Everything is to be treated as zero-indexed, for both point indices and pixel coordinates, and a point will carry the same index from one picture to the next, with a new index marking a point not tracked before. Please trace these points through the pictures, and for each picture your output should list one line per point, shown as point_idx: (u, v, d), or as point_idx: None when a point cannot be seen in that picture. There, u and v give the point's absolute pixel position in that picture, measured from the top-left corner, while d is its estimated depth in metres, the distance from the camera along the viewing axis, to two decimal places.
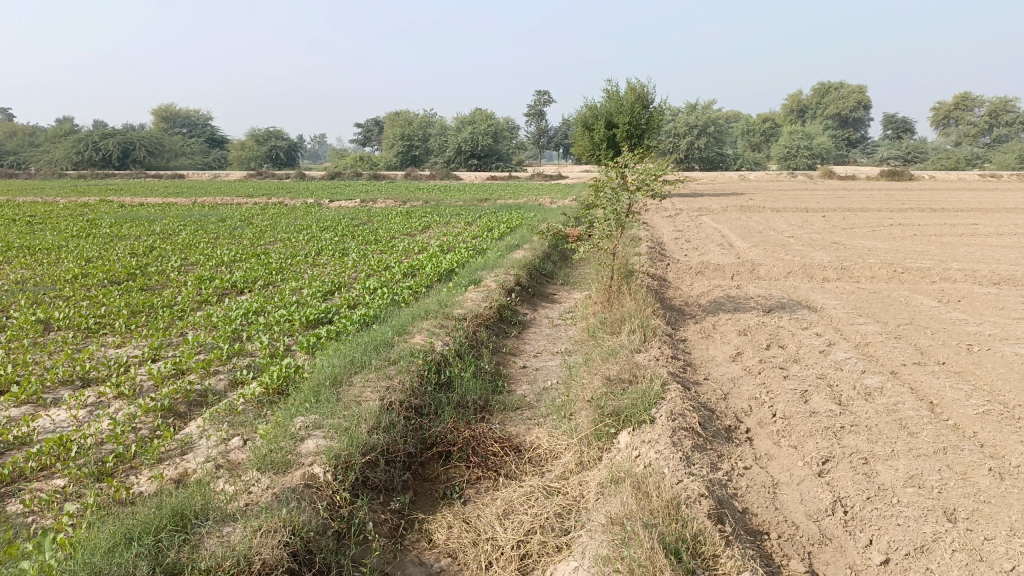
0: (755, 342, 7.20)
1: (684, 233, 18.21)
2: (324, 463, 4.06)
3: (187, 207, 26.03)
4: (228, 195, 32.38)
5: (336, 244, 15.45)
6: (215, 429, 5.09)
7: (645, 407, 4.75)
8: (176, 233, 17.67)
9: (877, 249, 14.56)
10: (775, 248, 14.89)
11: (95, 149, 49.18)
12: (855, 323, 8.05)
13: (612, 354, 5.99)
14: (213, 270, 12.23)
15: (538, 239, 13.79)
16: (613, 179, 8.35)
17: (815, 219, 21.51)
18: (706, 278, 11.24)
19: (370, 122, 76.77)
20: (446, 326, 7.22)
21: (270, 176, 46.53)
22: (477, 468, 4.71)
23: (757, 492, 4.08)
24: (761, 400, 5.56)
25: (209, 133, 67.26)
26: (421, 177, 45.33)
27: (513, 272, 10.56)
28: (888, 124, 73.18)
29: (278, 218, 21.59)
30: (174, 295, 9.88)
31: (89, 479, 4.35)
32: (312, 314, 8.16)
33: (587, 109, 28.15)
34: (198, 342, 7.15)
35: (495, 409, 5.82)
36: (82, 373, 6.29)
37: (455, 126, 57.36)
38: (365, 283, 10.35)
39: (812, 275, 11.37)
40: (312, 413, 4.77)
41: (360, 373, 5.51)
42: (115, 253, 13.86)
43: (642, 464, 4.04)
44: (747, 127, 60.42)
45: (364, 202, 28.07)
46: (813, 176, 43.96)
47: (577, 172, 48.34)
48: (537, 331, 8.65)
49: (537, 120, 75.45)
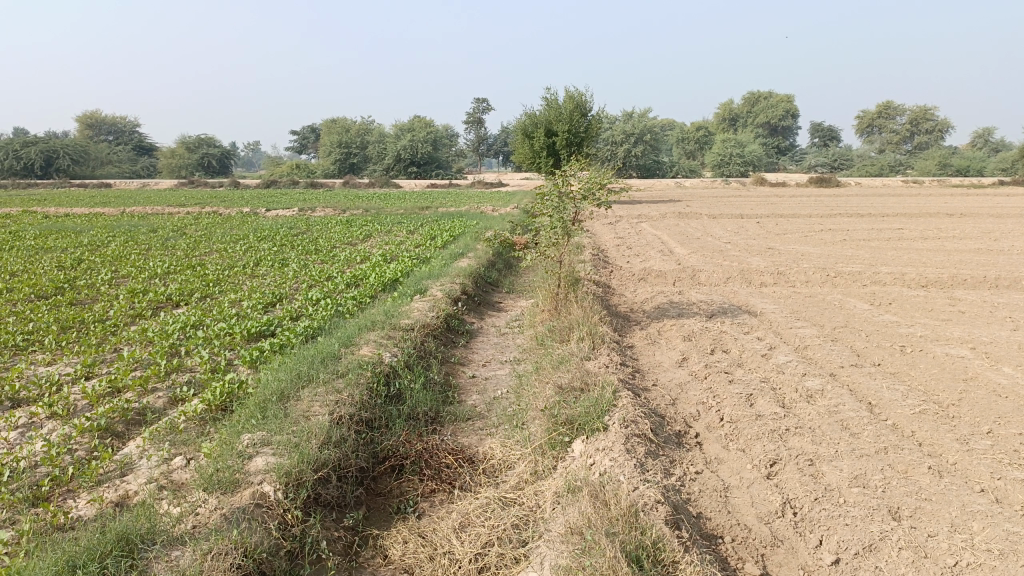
0: (699, 347, 7.33)
1: (625, 240, 18.47)
2: (274, 481, 3.95)
3: (116, 218, 25.12)
4: (160, 204, 31.41)
5: (275, 255, 15.12)
6: (156, 449, 4.92)
7: (598, 415, 4.77)
8: (105, 245, 17.02)
9: (811, 254, 15.04)
10: (713, 253, 15.22)
11: (15, 157, 47.16)
12: (793, 327, 8.29)
13: (563, 362, 6.02)
14: (147, 282, 11.82)
15: (482, 247, 13.79)
16: (559, 188, 8.37)
17: (750, 225, 22.07)
18: (648, 284, 11.41)
19: (306, 129, 75.64)
20: (394, 337, 7.13)
21: (203, 185, 45.32)
22: (431, 480, 4.66)
23: (709, 496, 4.15)
24: (708, 404, 5.67)
25: (137, 140, 65.11)
26: (360, 185, 44.81)
27: (459, 281, 10.52)
28: (816, 133, 75.77)
29: (213, 229, 21.04)
30: (107, 309, 9.52)
31: (23, 505, 4.13)
32: (254, 327, 7.97)
33: (526, 118, 28.22)
34: (134, 358, 6.89)
35: (446, 420, 5.78)
36: (11, 393, 6.00)
37: (394, 134, 56.95)
38: (308, 295, 10.16)
39: (750, 281, 11.66)
40: (260, 430, 4.64)
41: (308, 387, 5.39)
42: (41, 266, 13.27)
43: (598, 472, 4.05)
44: (682, 136, 61.70)
45: (302, 212, 27.58)
46: (746, 182, 45.15)
47: (518, 180, 48.56)
48: (485, 340, 8.63)
49: (476, 128, 75.54)
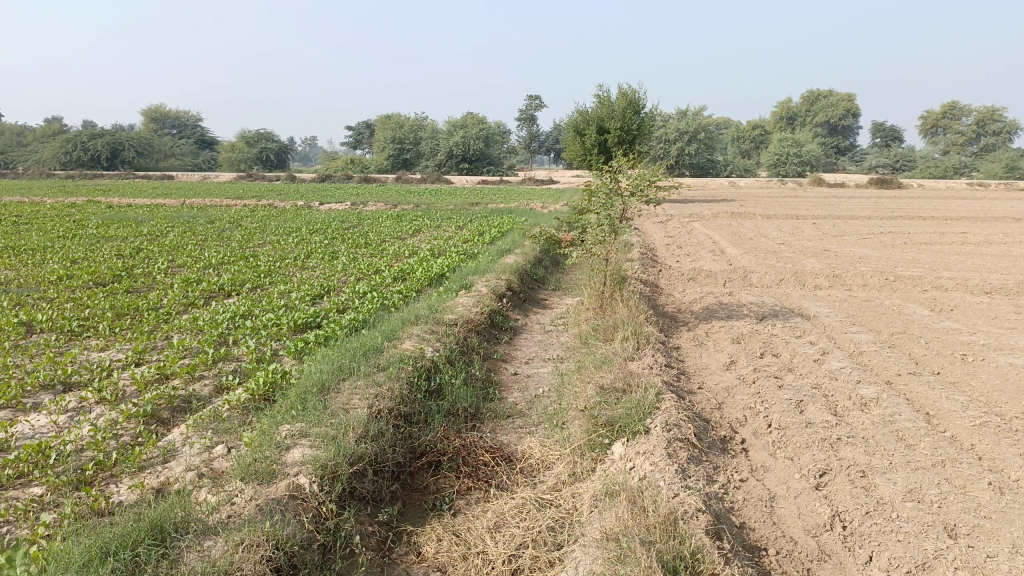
0: (748, 350, 7.13)
1: (676, 239, 18.18)
2: (309, 473, 3.94)
3: (176, 208, 25.85)
4: (218, 196, 32.21)
5: (325, 248, 15.30)
6: (198, 437, 4.98)
7: (640, 417, 4.63)
8: (163, 234, 17.48)
9: (868, 257, 14.56)
10: (766, 255, 14.86)
11: (83, 149, 48.86)
12: (848, 332, 8.00)
13: (606, 360, 5.89)
14: (201, 272, 12.08)
15: (530, 244, 13.72)
16: (608, 183, 8.21)
17: (805, 227, 21.53)
18: (697, 285, 11.19)
19: (361, 124, 76.64)
20: (437, 332, 7.11)
21: (259, 178, 46.25)
22: (468, 478, 4.60)
23: (753, 506, 4.00)
24: (755, 410, 5.49)
25: (198, 134, 66.80)
26: (412, 180, 45.19)
27: (505, 277, 10.47)
28: (877, 133, 73.60)
29: (267, 221, 21.46)
30: (160, 297, 9.75)
31: (68, 488, 4.22)
32: (300, 318, 8.04)
33: (578, 114, 28.02)
34: (183, 346, 7.02)
35: (485, 417, 5.73)
36: (64, 377, 6.16)
37: (446, 129, 57.28)
38: (354, 288, 10.24)
39: (804, 283, 11.32)
40: (299, 421, 4.65)
41: (349, 380, 5.39)
42: (102, 254, 13.67)
43: (637, 476, 3.93)
44: (737, 135, 60.60)
45: (355, 205, 27.90)
46: (803, 183, 44.13)
47: (569, 177, 48.36)
48: (529, 337, 8.55)
49: (529, 125, 75.50)
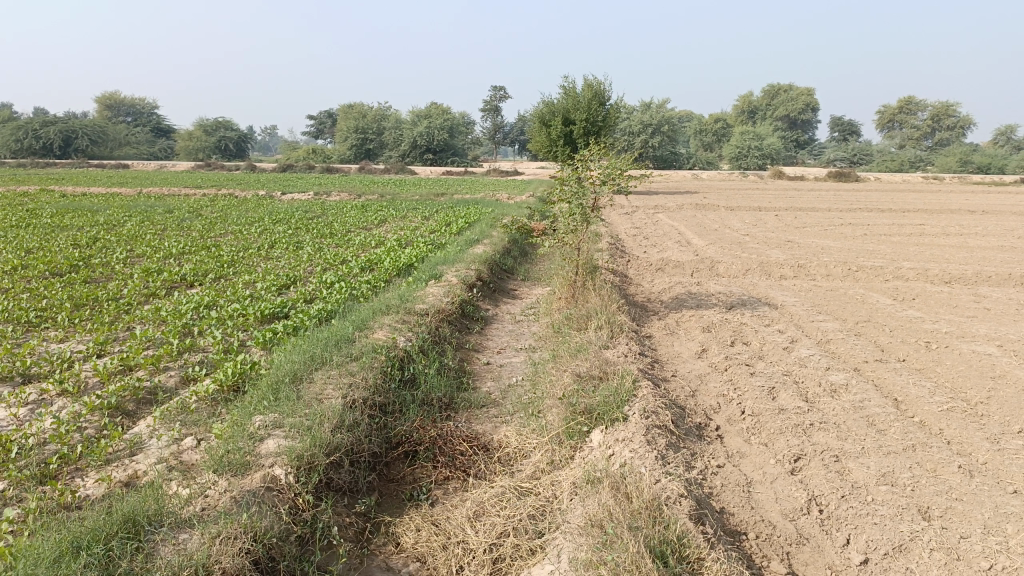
0: (719, 338, 7.18)
1: (642, 230, 18.28)
2: (285, 464, 3.85)
3: (133, 198, 25.22)
4: (177, 186, 31.50)
5: (290, 238, 15.06)
6: (166, 429, 4.85)
7: (618, 404, 4.62)
8: (121, 224, 17.04)
9: (831, 248, 14.80)
10: (731, 245, 15.02)
11: (33, 137, 47.34)
12: (815, 320, 8.12)
13: (581, 348, 5.88)
14: (162, 262, 11.80)
15: (498, 235, 13.67)
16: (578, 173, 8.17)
17: (768, 218, 21.81)
18: (666, 275, 11.26)
19: (323, 114, 75.62)
20: (408, 321, 7.03)
21: (219, 168, 45.37)
22: (445, 468, 4.55)
23: (732, 491, 4.02)
24: (729, 397, 5.53)
25: (155, 122, 65.27)
26: (376, 171, 44.76)
27: (474, 267, 10.41)
28: (835, 127, 74.93)
29: (229, 211, 21.05)
30: (121, 287, 9.50)
31: (31, 482, 4.08)
32: (268, 309, 7.89)
33: (543, 105, 27.98)
34: (147, 337, 6.84)
35: (460, 407, 5.68)
36: (23, 369, 5.96)
37: (410, 120, 56.79)
38: (322, 278, 10.09)
39: (770, 273, 11.47)
40: (272, 411, 4.55)
41: (321, 370, 5.30)
42: (57, 244, 13.27)
43: (617, 463, 3.92)
44: (700, 127, 61.15)
45: (318, 196, 27.52)
46: (764, 176, 44.73)
47: (534, 168, 48.32)
48: (500, 327, 8.51)
49: (493, 116, 75.27)
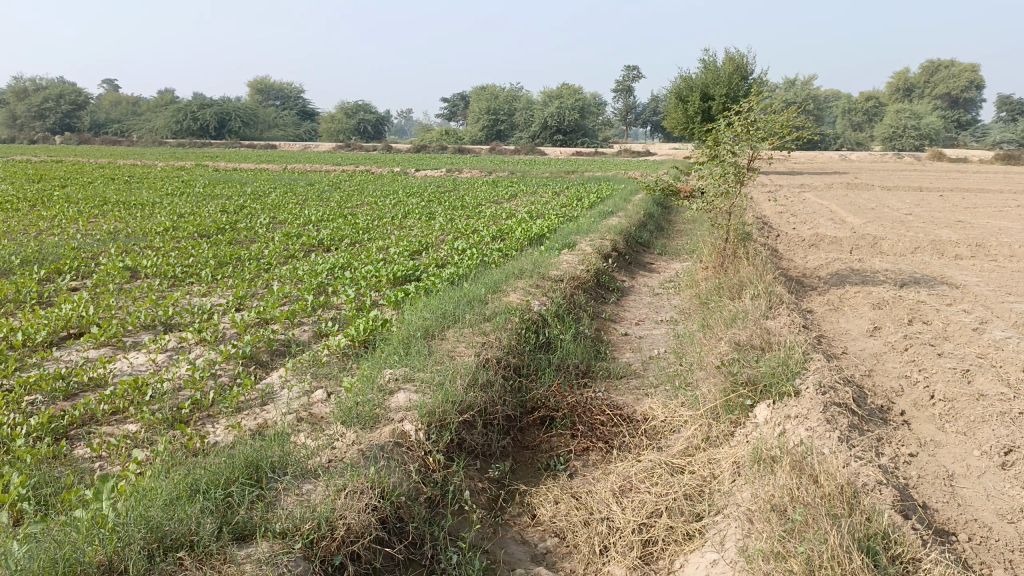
0: (893, 317, 6.34)
1: (788, 208, 17.01)
2: (415, 420, 3.54)
3: (279, 173, 26.32)
4: (319, 163, 32.70)
5: (423, 209, 15.08)
6: (297, 380, 4.74)
7: (788, 377, 3.99)
8: (266, 195, 17.70)
9: (1011, 229, 13.17)
10: (892, 224, 13.66)
11: (192, 119, 50.60)
12: (1006, 301, 7.06)
13: (736, 317, 5.26)
14: (301, 228, 12.04)
15: (635, 209, 13.04)
16: (733, 129, 7.37)
17: (931, 199, 19.90)
18: (821, 251, 10.29)
19: (456, 96, 76.65)
20: (543, 286, 6.63)
21: (357, 148, 46.79)
22: (584, 437, 4.11)
23: (932, 483, 3.35)
24: (912, 380, 4.77)
25: (301, 105, 68.31)
26: (506, 151, 44.84)
27: (610, 238, 9.88)
28: (1003, 106, 68.24)
29: (366, 185, 21.49)
30: (262, 249, 9.69)
31: (163, 425, 4.01)
32: (400, 271, 7.73)
33: (680, 80, 26.79)
34: (283, 293, 6.83)
35: (598, 375, 5.22)
36: (165, 319, 6.05)
37: (542, 101, 56.46)
38: (454, 245, 9.90)
39: (942, 253, 10.23)
40: (402, 366, 4.28)
41: (454, 328, 5.00)
42: (207, 210, 13.86)
43: (792, 440, 3.35)
44: (848, 107, 57.15)
45: (451, 173, 27.69)
46: (921, 157, 41.23)
47: (667, 149, 46.79)
48: (638, 298, 7.98)
49: (625, 96, 73.67)
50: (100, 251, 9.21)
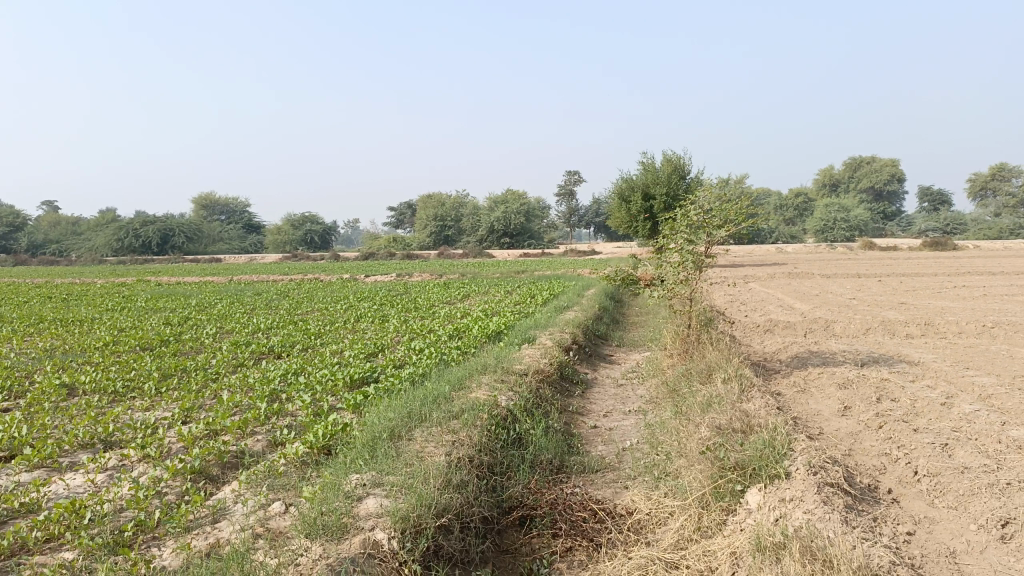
0: (860, 396, 6.29)
1: (737, 298, 17.30)
2: (387, 528, 3.25)
3: (225, 284, 25.90)
4: (265, 274, 32.40)
5: (375, 313, 14.86)
6: (252, 494, 4.38)
7: (776, 459, 3.84)
8: (212, 306, 17.30)
9: (952, 308, 13.60)
10: (839, 309, 13.97)
11: (135, 236, 50.01)
12: (966, 375, 7.12)
13: (711, 402, 5.13)
14: (250, 336, 11.69)
15: (589, 303, 13.08)
16: (689, 218, 7.45)
17: (870, 284, 20.56)
18: (777, 336, 10.37)
19: (403, 205, 77.76)
20: (508, 381, 6.44)
21: (305, 258, 46.66)
22: (567, 536, 3.84)
23: (936, 563, 3.13)
24: (893, 457, 4.66)
25: (247, 218, 68.26)
26: (455, 256, 45.24)
27: (569, 332, 9.81)
28: (922, 197, 72.31)
29: (315, 292, 21.24)
30: (209, 359, 9.31)
31: (103, 551, 3.63)
32: (357, 373, 7.45)
33: (622, 181, 27.65)
34: (234, 402, 6.48)
35: (573, 470, 4.97)
36: (106, 436, 5.64)
37: (487, 206, 57.63)
38: (410, 345, 9.68)
39: (893, 332, 10.40)
40: (369, 470, 4.00)
41: (421, 427, 4.74)
42: (151, 324, 13.41)
43: (789, 524, 3.15)
44: (780, 202, 59.80)
45: (401, 278, 27.66)
46: (853, 247, 42.99)
47: (612, 248, 47.86)
48: (602, 390, 7.83)
49: (568, 199, 75.81)
50: (34, 369, 8.72)
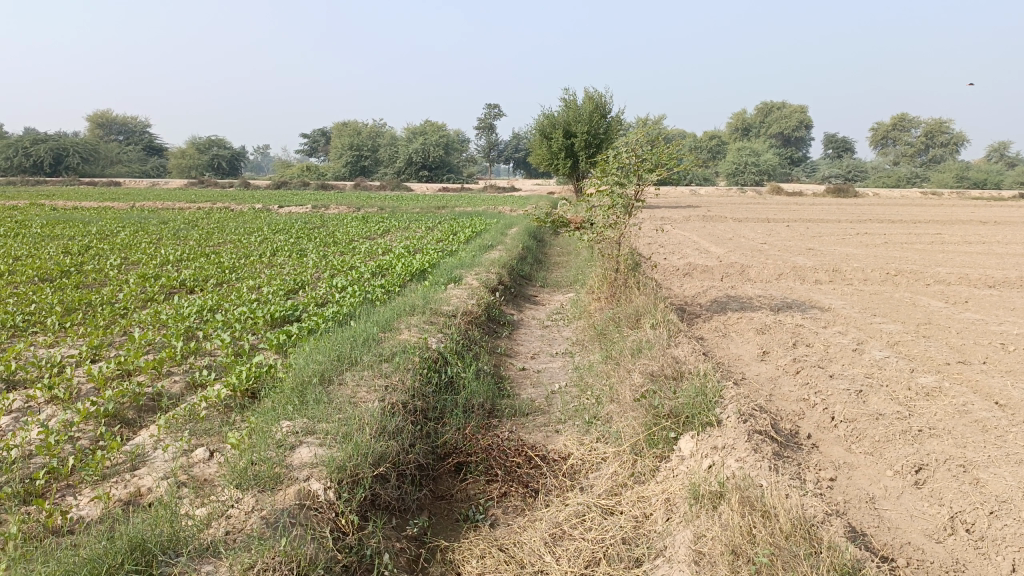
0: (778, 341, 6.54)
1: (655, 240, 17.58)
2: (323, 478, 3.17)
3: (126, 211, 24.47)
4: (170, 200, 30.80)
5: (292, 246, 14.36)
6: (172, 439, 4.20)
7: (708, 406, 3.94)
8: (114, 234, 16.33)
9: (857, 255, 14.25)
10: (753, 253, 14.42)
11: (25, 155, 46.56)
12: (873, 323, 7.49)
13: (642, 347, 5.22)
14: (158, 268, 11.12)
15: (513, 242, 13.02)
16: (621, 161, 7.40)
17: (780, 229, 21.29)
18: (695, 279, 10.64)
19: (316, 131, 74.80)
20: (437, 322, 6.35)
21: (212, 185, 44.57)
22: (503, 481, 3.86)
23: (859, 508, 3.36)
24: (812, 402, 4.88)
25: (147, 140, 64.42)
26: (372, 187, 44.15)
27: (494, 272, 9.75)
28: (829, 145, 74.92)
29: (226, 222, 20.34)
30: (116, 292, 8.81)
31: (13, 502, 3.44)
32: (278, 312, 7.19)
33: (544, 118, 27.30)
34: (146, 340, 6.15)
35: (504, 414, 4.98)
36: (6, 375, 5.28)
37: (405, 136, 56.21)
38: (332, 282, 9.41)
39: (804, 278, 10.81)
40: (300, 417, 3.87)
41: (352, 371, 4.63)
42: (47, 252, 12.55)
43: (724, 472, 3.25)
44: (695, 144, 60.76)
45: (316, 209, 26.80)
46: (763, 191, 44.26)
47: (531, 185, 47.67)
48: (529, 331, 7.85)
49: (487, 134, 74.81)
50: None
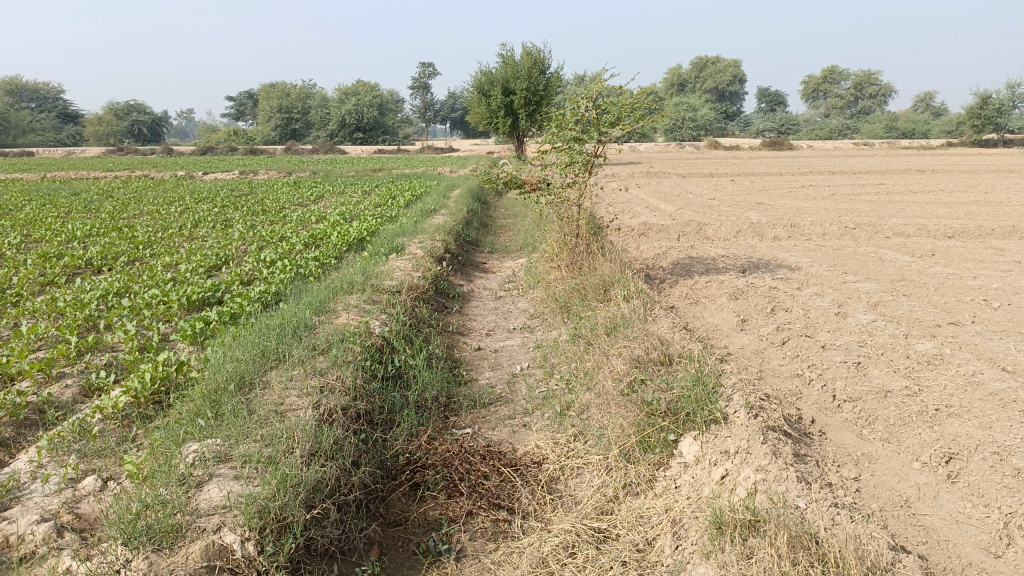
0: (754, 307, 6.01)
1: (603, 198, 16.99)
2: (239, 526, 2.46)
3: (34, 182, 22.63)
4: (84, 170, 28.73)
5: (217, 216, 13.23)
6: (55, 466, 3.38)
7: (709, 400, 3.34)
8: (18, 209, 14.86)
9: (809, 208, 13.91)
10: (704, 209, 13.95)
11: None
12: (848, 282, 7.01)
13: (617, 326, 4.58)
14: (64, 246, 9.96)
15: (457, 206, 12.24)
16: (579, 114, 6.58)
17: (724, 183, 20.91)
18: (652, 240, 10.07)
19: (242, 95, 71.44)
20: (379, 301, 5.58)
21: (132, 152, 42.04)
22: (468, 497, 3.20)
23: (898, 519, 2.81)
24: (810, 378, 4.33)
25: (60, 107, 60.58)
26: (303, 151, 42.32)
27: (440, 238, 8.98)
28: (762, 99, 75.41)
29: (145, 192, 18.87)
30: (8, 275, 7.71)
31: None
32: (196, 294, 6.30)
33: (481, 75, 26.27)
34: (35, 334, 5.23)
35: (462, 407, 4.29)
36: None
37: (337, 97, 54.12)
38: (259, 256, 8.50)
39: (762, 235, 10.35)
40: (213, 437, 3.11)
41: (279, 371, 3.86)
42: None
43: (743, 489, 2.66)
44: None
45: (244, 175, 25.32)
46: (700, 146, 44.13)
47: (470, 146, 46.46)
48: (481, 303, 7.15)
49: (421, 93, 72.82)
50: None
